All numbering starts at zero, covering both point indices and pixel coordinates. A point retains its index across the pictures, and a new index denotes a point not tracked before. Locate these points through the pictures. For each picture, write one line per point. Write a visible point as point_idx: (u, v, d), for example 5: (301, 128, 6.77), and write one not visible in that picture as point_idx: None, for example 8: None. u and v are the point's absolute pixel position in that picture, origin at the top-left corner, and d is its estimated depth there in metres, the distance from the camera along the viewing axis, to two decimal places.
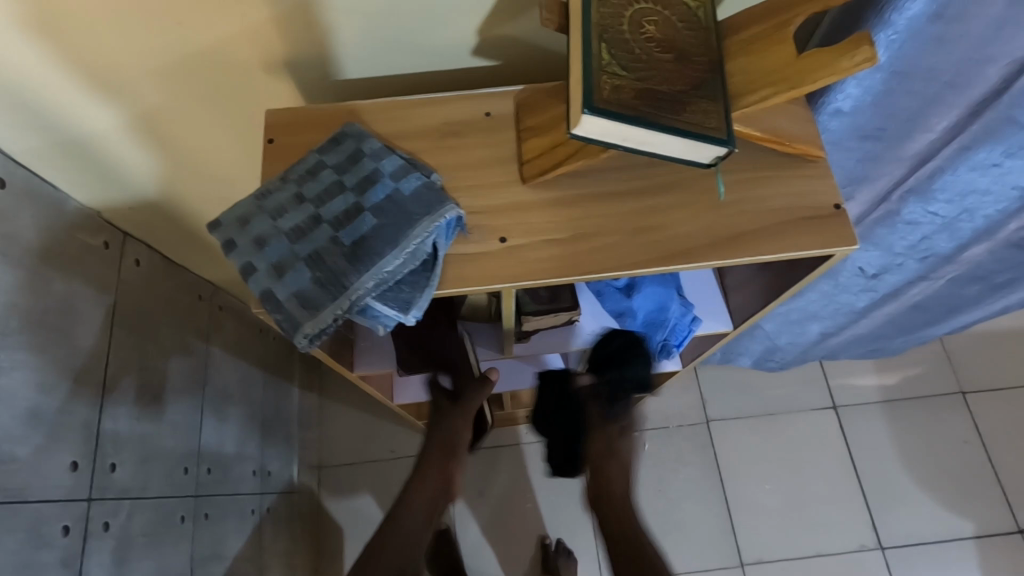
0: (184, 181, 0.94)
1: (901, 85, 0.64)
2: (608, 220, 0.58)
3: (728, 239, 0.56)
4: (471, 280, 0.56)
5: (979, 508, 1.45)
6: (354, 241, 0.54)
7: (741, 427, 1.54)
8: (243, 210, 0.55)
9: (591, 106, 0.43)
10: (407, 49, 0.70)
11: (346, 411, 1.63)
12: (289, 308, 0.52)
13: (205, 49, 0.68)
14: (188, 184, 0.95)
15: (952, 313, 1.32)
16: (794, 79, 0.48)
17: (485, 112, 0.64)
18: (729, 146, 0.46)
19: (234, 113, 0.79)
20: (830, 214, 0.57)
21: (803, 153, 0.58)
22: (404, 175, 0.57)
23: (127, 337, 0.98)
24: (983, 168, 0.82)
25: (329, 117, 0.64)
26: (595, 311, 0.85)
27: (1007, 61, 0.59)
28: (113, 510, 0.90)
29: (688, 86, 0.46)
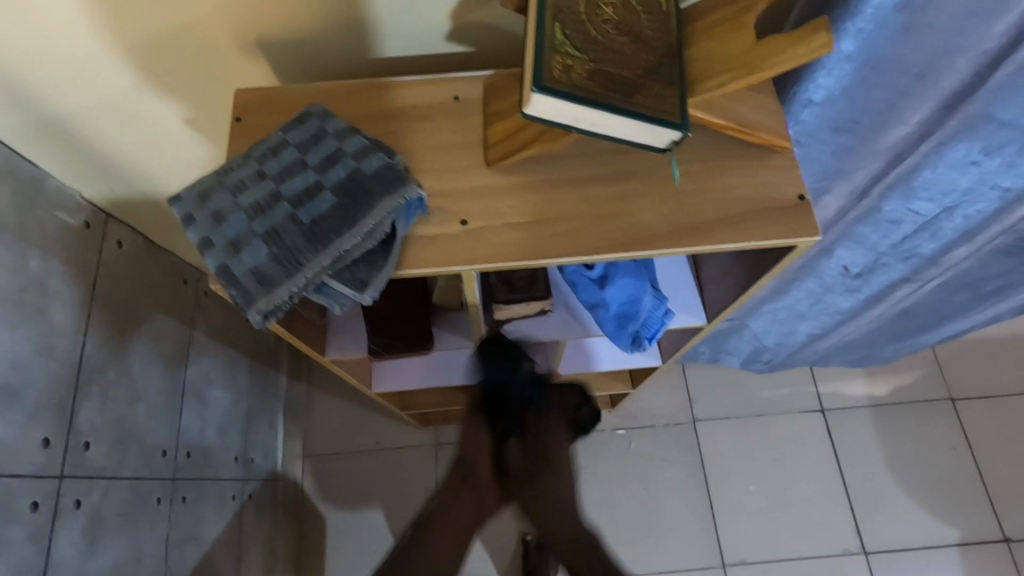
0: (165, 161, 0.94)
1: (872, 77, 0.65)
2: (571, 206, 0.58)
3: (689, 228, 0.56)
4: (430, 261, 0.56)
5: (965, 515, 1.44)
6: (313, 219, 0.54)
7: (728, 428, 1.53)
8: (204, 185, 0.56)
9: (541, 86, 0.43)
10: (382, 33, 0.70)
11: (333, 401, 1.63)
12: (244, 283, 0.52)
13: (177, 26, 0.68)
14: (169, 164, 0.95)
15: (944, 322, 1.29)
16: (752, 64, 0.48)
17: (454, 96, 0.64)
18: (682, 130, 0.46)
19: (211, 93, 0.79)
20: (793, 204, 0.57)
21: (767, 143, 0.58)
22: (366, 155, 0.57)
23: (107, 318, 0.98)
24: (963, 166, 0.81)
25: (299, 96, 0.64)
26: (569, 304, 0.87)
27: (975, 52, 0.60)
28: (86, 488, 0.91)
29: (643, 69, 0.46)
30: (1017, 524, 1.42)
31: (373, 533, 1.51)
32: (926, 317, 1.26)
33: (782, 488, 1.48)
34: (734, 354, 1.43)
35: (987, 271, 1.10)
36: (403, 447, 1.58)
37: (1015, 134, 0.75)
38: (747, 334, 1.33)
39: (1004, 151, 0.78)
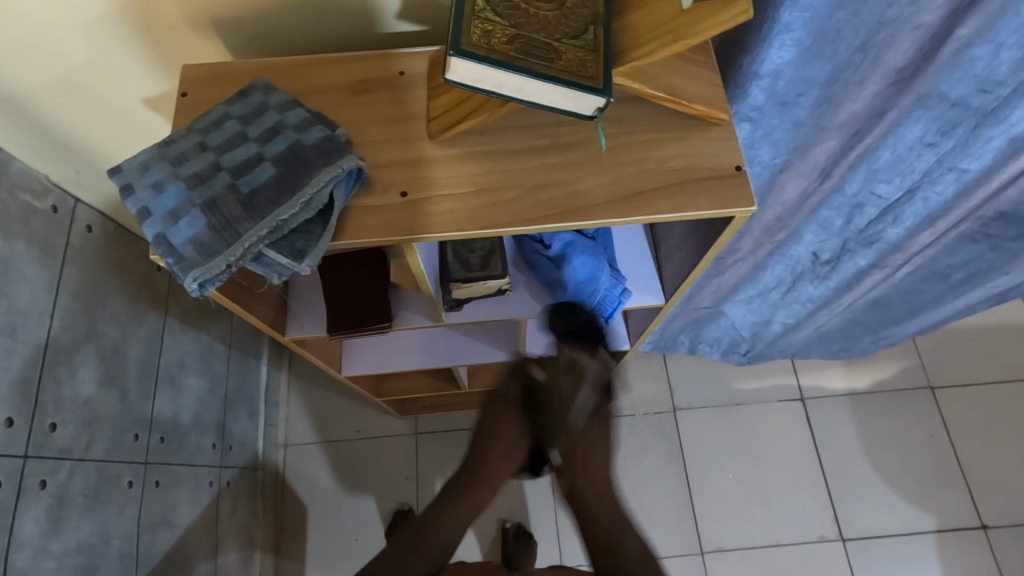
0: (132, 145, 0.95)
1: (812, 54, 0.66)
2: (511, 177, 0.59)
3: (625, 197, 0.57)
4: (370, 231, 0.57)
5: (942, 502, 1.44)
6: (251, 190, 0.55)
7: (707, 417, 1.54)
8: (145, 157, 0.56)
9: (459, 49, 0.44)
10: (332, 11, 0.70)
11: (315, 390, 1.64)
12: (181, 251, 0.53)
13: (127, 5, 0.69)
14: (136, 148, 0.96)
15: (913, 314, 1.29)
16: (678, 32, 0.49)
17: (400, 71, 0.64)
18: (605, 97, 0.47)
19: (170, 74, 0.80)
20: (731, 174, 0.58)
21: (705, 114, 0.58)
22: (307, 127, 0.58)
23: (75, 301, 0.99)
24: (919, 149, 0.80)
25: (245, 71, 0.65)
26: (529, 284, 0.87)
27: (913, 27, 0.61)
28: (53, 469, 0.92)
29: (565, 34, 0.47)
30: (994, 511, 1.43)
31: (355, 521, 1.52)
32: (900, 306, 1.26)
33: (761, 475, 1.49)
34: (713, 343, 1.43)
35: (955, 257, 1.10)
36: (384, 436, 1.59)
37: (965, 115, 0.73)
38: (724, 323, 1.33)
39: (957, 133, 0.77)
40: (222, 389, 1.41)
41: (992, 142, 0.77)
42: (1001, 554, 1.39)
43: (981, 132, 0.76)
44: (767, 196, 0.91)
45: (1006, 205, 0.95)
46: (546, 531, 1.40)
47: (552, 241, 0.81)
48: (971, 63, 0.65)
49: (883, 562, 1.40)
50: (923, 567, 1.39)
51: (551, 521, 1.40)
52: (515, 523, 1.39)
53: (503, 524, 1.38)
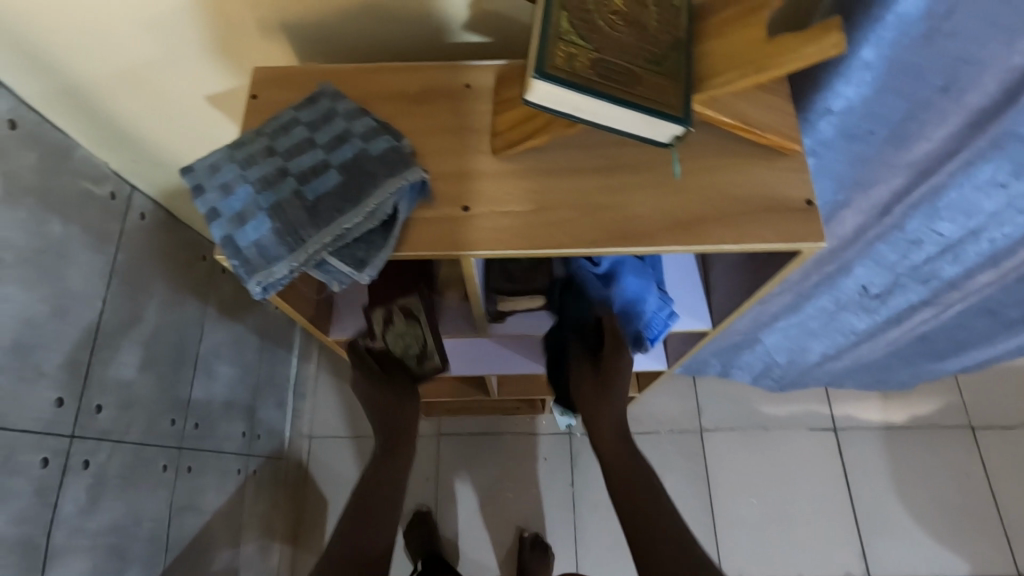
0: (189, 137, 0.97)
1: (892, 85, 0.63)
2: (573, 197, 0.58)
3: (688, 225, 0.56)
4: (428, 244, 0.57)
5: (976, 547, 1.39)
6: (316, 197, 0.55)
7: (735, 441, 1.51)
8: (215, 158, 0.57)
9: (541, 72, 0.43)
10: (397, 19, 0.70)
11: (341, 384, 1.65)
12: (246, 254, 0.53)
13: (200, 5, 0.70)
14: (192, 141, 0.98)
15: (960, 351, 1.25)
16: (761, 62, 0.47)
17: (465, 83, 0.64)
18: (684, 124, 0.46)
19: (232, 72, 0.81)
20: (800, 208, 0.56)
21: (778, 145, 0.57)
22: (374, 137, 0.58)
23: (123, 287, 1.01)
24: (989, 188, 0.77)
25: (312, 75, 0.65)
26: None
27: (1001, 68, 0.58)
28: (94, 449, 0.94)
29: (647, 61, 0.46)
30: None
31: None
32: (947, 343, 1.22)
33: (787, 503, 1.46)
34: (746, 368, 1.40)
35: (1011, 297, 1.06)
36: None
37: None
38: (760, 350, 1.31)
39: None
40: (254, 378, 1.43)
41: None
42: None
43: None
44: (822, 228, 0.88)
45: None
46: (565, 544, 1.38)
47: (601, 258, 0.82)
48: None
49: None
50: None
51: (569, 534, 1.39)
52: (533, 532, 1.39)
53: (521, 533, 1.38)
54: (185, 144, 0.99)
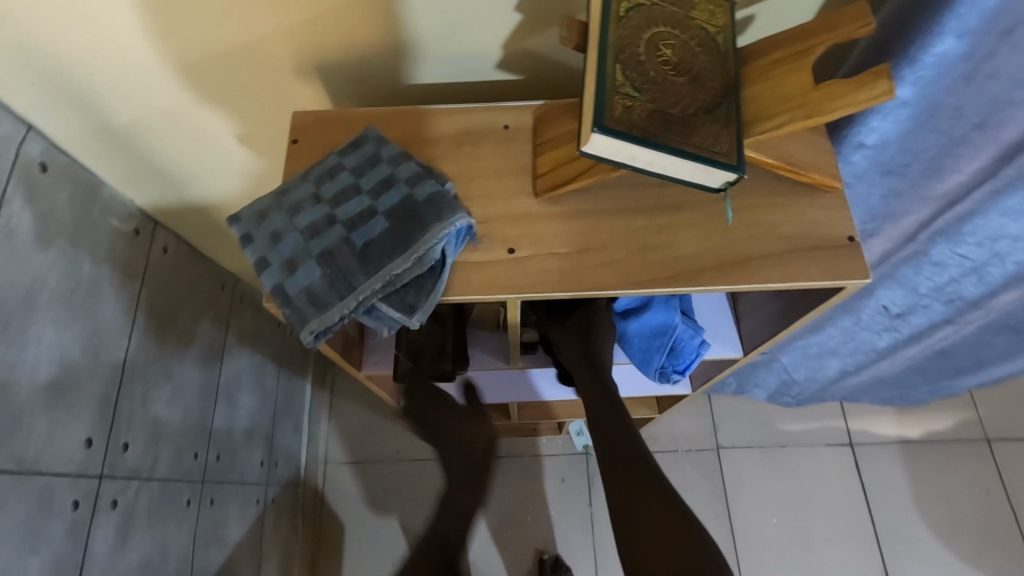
0: (213, 173, 0.97)
1: (928, 123, 0.67)
2: (619, 237, 0.59)
3: (734, 265, 0.57)
4: (478, 287, 0.57)
5: (998, 561, 1.39)
6: (365, 243, 0.56)
7: (753, 458, 1.51)
8: (263, 206, 0.57)
9: (601, 125, 0.44)
10: (434, 59, 0.71)
11: (355, 408, 1.64)
12: (297, 302, 0.54)
13: (236, 48, 0.71)
14: (216, 175, 0.98)
15: (979, 367, 1.25)
16: (812, 106, 0.48)
17: (504, 124, 0.65)
18: (738, 172, 0.47)
19: (262, 110, 0.82)
20: (843, 245, 0.57)
21: (818, 183, 0.58)
22: (420, 181, 0.58)
23: (149, 322, 1.01)
24: (1013, 215, 0.78)
25: (353, 118, 0.66)
26: None
27: None
28: (122, 488, 0.93)
29: (700, 110, 0.47)
30: None
31: (391, 545, 1.50)
32: (966, 359, 1.22)
33: (807, 520, 1.45)
34: (763, 386, 1.40)
35: None
36: (424, 459, 1.58)
37: None
38: (779, 369, 1.31)
39: None
40: (271, 405, 1.42)
41: None
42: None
43: None
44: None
45: None
46: (587, 567, 1.37)
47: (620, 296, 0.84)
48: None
49: None
50: None
51: (590, 557, 1.38)
52: (553, 555, 1.38)
53: (541, 555, 1.37)
54: (209, 179, 0.99)
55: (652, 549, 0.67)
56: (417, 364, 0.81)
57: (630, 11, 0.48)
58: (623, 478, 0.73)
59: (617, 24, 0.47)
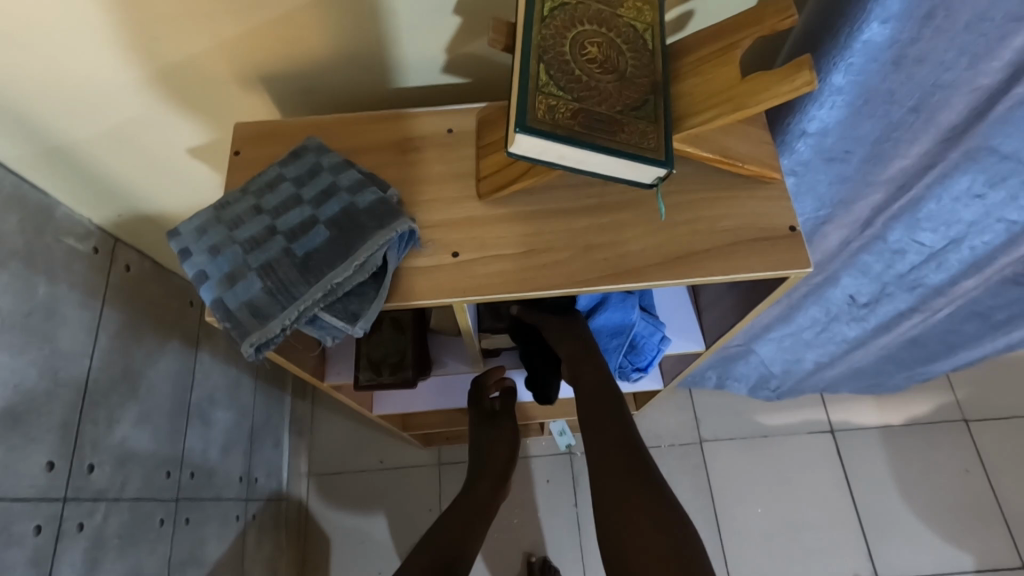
0: (170, 188, 0.96)
1: (866, 111, 0.68)
2: (563, 236, 0.59)
3: (677, 259, 0.57)
4: (423, 294, 0.57)
5: (980, 541, 1.40)
6: (306, 253, 0.55)
7: (735, 450, 1.51)
8: (202, 220, 0.57)
9: (524, 124, 0.44)
10: (381, 66, 0.71)
11: (337, 419, 1.62)
12: (237, 315, 0.53)
13: (178, 64, 0.70)
14: (173, 190, 0.97)
15: (951, 352, 1.26)
16: (738, 100, 0.48)
17: (447, 128, 0.65)
18: (666, 167, 0.47)
19: (213, 123, 0.81)
20: (785, 236, 0.57)
21: (757, 174, 0.58)
22: (360, 189, 0.58)
23: (112, 341, 1.00)
24: (966, 199, 0.81)
25: (298, 128, 0.66)
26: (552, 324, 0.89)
27: (969, 89, 0.64)
28: (89, 510, 0.92)
29: (626, 107, 0.47)
30: None
31: (377, 553, 1.49)
32: (937, 345, 1.24)
33: (791, 510, 1.45)
34: (741, 379, 1.41)
35: (998, 298, 1.07)
36: (408, 466, 1.56)
37: (1016, 168, 0.75)
38: (754, 361, 1.32)
39: (1008, 185, 0.78)
40: (249, 421, 1.40)
41: None
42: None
43: None
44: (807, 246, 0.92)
45: None
46: (572, 567, 1.37)
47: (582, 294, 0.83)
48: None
49: None
50: None
51: (578, 557, 1.38)
52: (540, 557, 1.38)
53: (529, 558, 1.37)
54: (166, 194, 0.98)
55: (642, 552, 0.62)
56: (377, 373, 0.79)
57: (554, 10, 0.48)
58: (613, 473, 0.69)
59: (540, 24, 0.47)
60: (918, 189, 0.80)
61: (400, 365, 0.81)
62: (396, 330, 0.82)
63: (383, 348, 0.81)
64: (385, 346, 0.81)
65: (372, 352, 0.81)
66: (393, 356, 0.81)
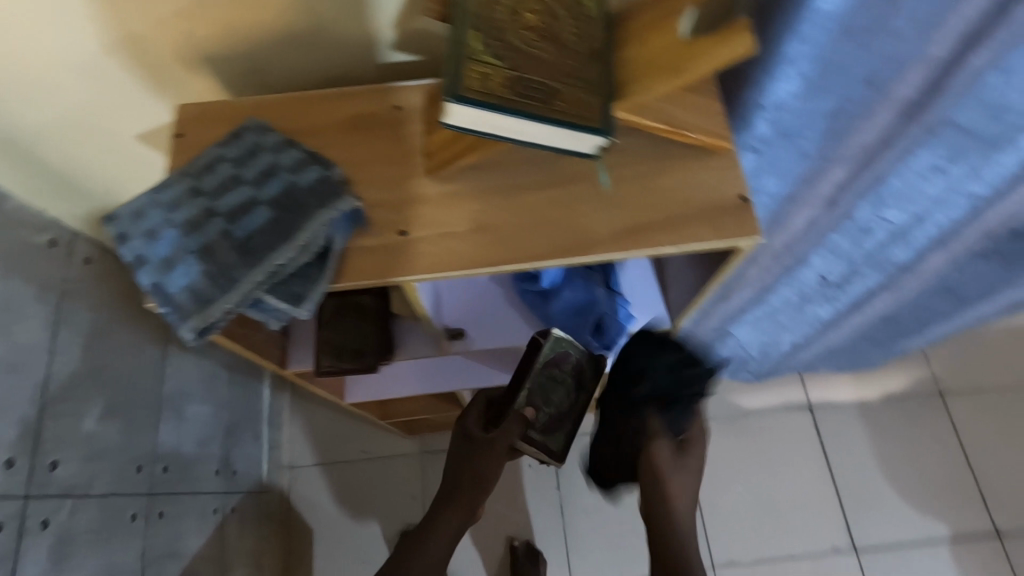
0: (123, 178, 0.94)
1: (827, 83, 0.67)
2: (512, 212, 0.58)
3: (631, 232, 0.57)
4: (372, 274, 0.56)
5: (953, 510, 1.43)
6: (246, 235, 0.54)
7: (720, 431, 1.52)
8: (138, 203, 0.55)
9: (455, 94, 0.44)
10: (328, 45, 0.70)
11: (320, 411, 1.60)
12: (177, 300, 0.52)
13: (118, 45, 0.68)
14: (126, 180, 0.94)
15: (924, 326, 1.27)
16: (679, 68, 0.48)
17: (396, 105, 0.64)
18: (606, 136, 0.47)
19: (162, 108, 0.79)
20: (735, 206, 0.57)
21: (706, 144, 0.58)
22: (303, 168, 0.57)
23: (73, 337, 0.97)
24: (928, 174, 0.81)
25: (238, 110, 0.64)
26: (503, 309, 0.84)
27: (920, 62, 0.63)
28: (55, 507, 0.89)
29: (563, 75, 0.46)
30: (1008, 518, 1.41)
31: (366, 542, 1.49)
32: (910, 321, 1.24)
33: (770, 486, 1.47)
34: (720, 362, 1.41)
35: (968, 275, 1.06)
36: (388, 457, 1.55)
37: (971, 144, 0.74)
38: (732, 344, 1.32)
39: (967, 160, 0.77)
40: (226, 415, 1.37)
41: (1005, 166, 0.76)
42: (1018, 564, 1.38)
43: (992, 156, 0.76)
44: (774, 226, 0.92)
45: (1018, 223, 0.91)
46: (557, 550, 1.37)
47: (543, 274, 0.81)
48: (983, 90, 0.66)
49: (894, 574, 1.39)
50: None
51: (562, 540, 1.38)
52: (524, 541, 1.38)
53: (512, 542, 1.37)
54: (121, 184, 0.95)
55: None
56: (338, 359, 0.78)
57: None
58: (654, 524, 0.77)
59: None
60: (880, 165, 0.79)
61: (363, 351, 0.79)
62: (359, 316, 0.80)
63: (345, 335, 0.79)
64: (347, 332, 0.79)
65: (336, 338, 0.79)
66: (358, 342, 0.79)
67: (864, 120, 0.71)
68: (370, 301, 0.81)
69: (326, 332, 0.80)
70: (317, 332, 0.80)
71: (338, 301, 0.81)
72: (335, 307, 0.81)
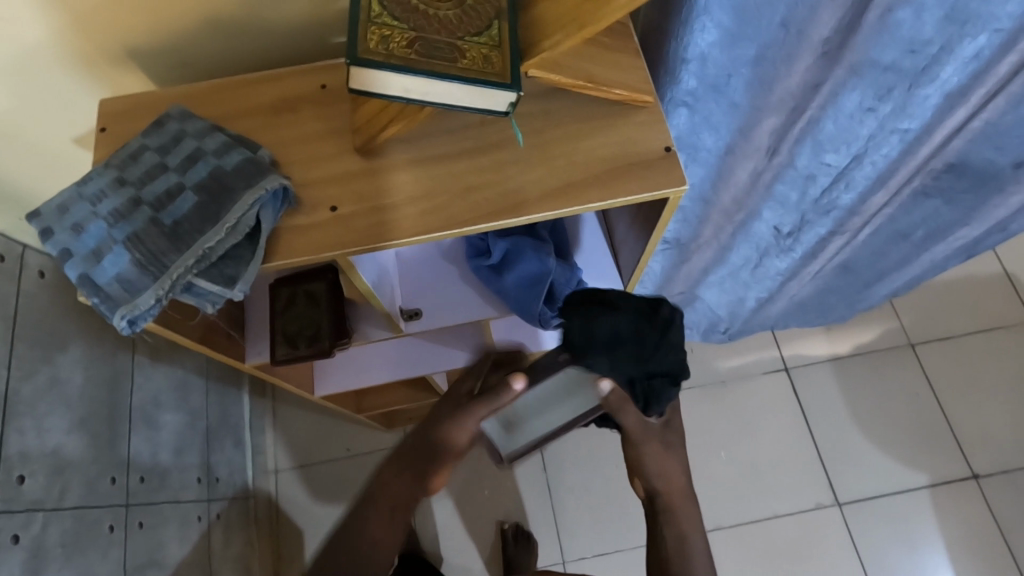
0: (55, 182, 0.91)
1: (741, 31, 0.69)
2: (441, 179, 0.59)
3: (561, 190, 0.58)
4: (309, 250, 0.57)
5: (940, 456, 1.38)
6: (174, 221, 0.56)
7: (696, 397, 1.46)
8: (64, 199, 0.57)
9: (355, 56, 0.47)
10: (248, 33, 0.70)
11: (297, 412, 1.55)
12: (107, 290, 0.53)
13: (28, 48, 0.66)
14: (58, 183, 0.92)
15: (883, 277, 1.23)
16: (582, 20, 0.49)
17: (321, 85, 0.65)
18: (514, 91, 0.49)
19: (80, 106, 0.77)
20: (661, 156, 0.59)
21: (625, 98, 0.60)
22: (227, 151, 0.58)
23: (30, 351, 0.92)
24: (859, 115, 0.78)
25: (162, 101, 0.66)
26: (455, 285, 0.85)
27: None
28: (25, 522, 0.85)
29: (465, 33, 0.49)
30: (1005, 455, 1.37)
31: None
32: (869, 273, 1.21)
33: (752, 448, 1.42)
34: (692, 327, 1.39)
35: (919, 218, 1.04)
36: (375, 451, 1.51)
37: (900, 78, 0.73)
38: (701, 308, 1.31)
39: (894, 96, 0.76)
40: (202, 422, 1.32)
41: (929, 99, 0.76)
42: (998, 507, 1.34)
43: (916, 92, 0.75)
44: (719, 179, 0.94)
45: (953, 156, 0.90)
46: (546, 529, 1.34)
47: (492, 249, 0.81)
48: (898, 27, 0.66)
49: (881, 525, 1.34)
50: (922, 527, 1.33)
51: (551, 519, 1.35)
52: (513, 523, 1.34)
53: (502, 526, 1.33)
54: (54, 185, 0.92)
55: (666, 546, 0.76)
56: (291, 347, 0.80)
57: None
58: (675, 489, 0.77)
59: None
60: (812, 109, 0.79)
61: (315, 338, 0.80)
62: (310, 303, 0.81)
63: (299, 322, 0.81)
64: (300, 318, 0.81)
65: (289, 325, 0.81)
66: (311, 329, 0.80)
67: (788, 63, 0.72)
68: (320, 286, 0.82)
69: (280, 320, 0.82)
70: (273, 322, 0.82)
71: (291, 288, 0.82)
72: (288, 294, 0.82)
